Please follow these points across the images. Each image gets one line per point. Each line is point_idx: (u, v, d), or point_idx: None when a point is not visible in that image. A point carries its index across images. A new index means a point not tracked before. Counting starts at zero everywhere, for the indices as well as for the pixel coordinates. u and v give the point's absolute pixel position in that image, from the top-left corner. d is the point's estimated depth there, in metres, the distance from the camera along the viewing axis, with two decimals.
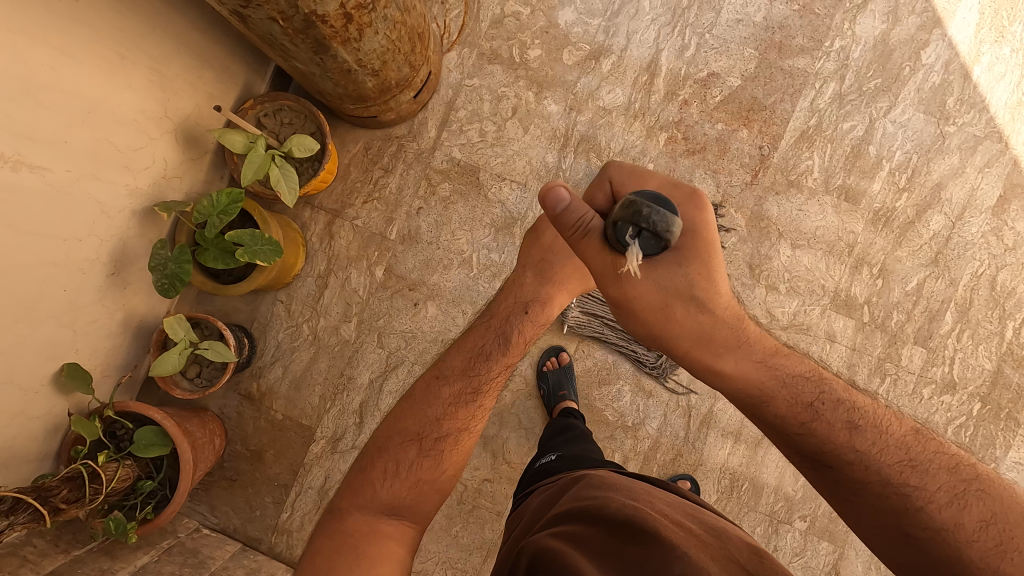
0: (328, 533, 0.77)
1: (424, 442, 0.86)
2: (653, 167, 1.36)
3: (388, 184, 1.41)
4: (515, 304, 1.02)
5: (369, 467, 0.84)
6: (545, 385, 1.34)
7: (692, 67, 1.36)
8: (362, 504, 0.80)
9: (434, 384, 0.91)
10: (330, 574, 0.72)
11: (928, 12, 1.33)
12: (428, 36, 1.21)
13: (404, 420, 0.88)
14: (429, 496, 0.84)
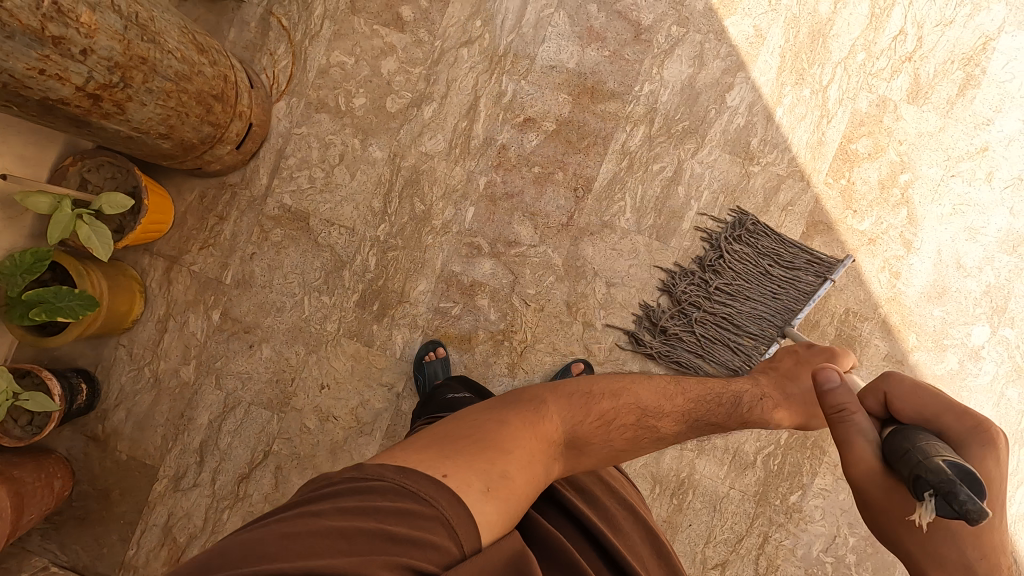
0: (525, 417, 0.84)
1: (631, 414, 0.96)
2: (473, 211, 1.41)
3: (223, 230, 1.46)
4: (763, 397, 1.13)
5: (594, 398, 0.94)
6: (421, 374, 1.36)
7: (510, 112, 1.41)
8: (565, 420, 0.87)
9: (677, 394, 1.06)
10: (506, 451, 0.77)
11: (732, 56, 1.38)
12: (234, 93, 1.26)
13: (641, 395, 1.01)
14: (597, 457, 0.89)
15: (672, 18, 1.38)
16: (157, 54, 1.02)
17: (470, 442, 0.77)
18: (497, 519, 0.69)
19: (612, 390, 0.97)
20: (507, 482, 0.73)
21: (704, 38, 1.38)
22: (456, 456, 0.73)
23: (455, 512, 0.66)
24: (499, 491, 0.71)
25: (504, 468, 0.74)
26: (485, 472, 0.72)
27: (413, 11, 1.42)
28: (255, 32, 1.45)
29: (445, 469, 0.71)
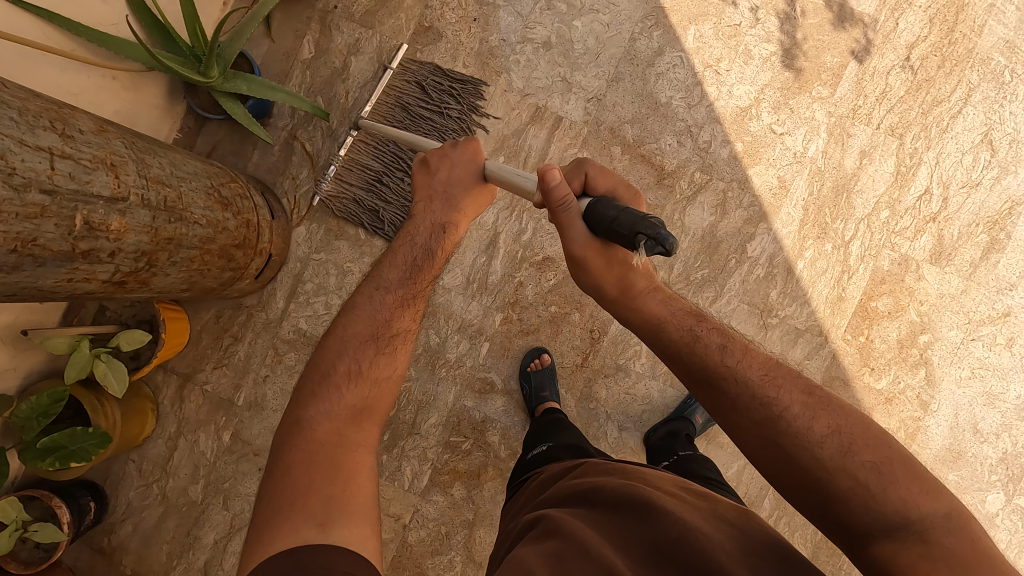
0: (304, 443, 0.83)
1: (381, 332, 0.98)
2: (489, 345, 1.41)
3: (237, 351, 1.46)
4: (421, 243, 1.08)
5: (335, 364, 0.93)
6: (527, 385, 1.35)
7: (528, 250, 1.41)
8: (326, 404, 0.88)
9: (377, 290, 1.02)
10: (310, 486, 0.77)
11: (755, 206, 1.37)
12: (255, 235, 1.26)
13: (355, 326, 0.98)
14: (384, 395, 0.94)
15: (696, 163, 1.38)
16: (183, 229, 1.02)
17: (297, 495, 0.76)
18: (349, 529, 0.73)
19: (338, 342, 0.96)
20: (339, 506, 0.75)
21: (727, 186, 1.38)
22: (283, 524, 0.72)
23: (319, 559, 0.67)
24: (343, 506, 0.76)
25: (323, 496, 0.76)
26: (317, 508, 0.74)
27: (437, 144, 1.42)
28: (278, 155, 1.45)
29: (301, 535, 0.70)
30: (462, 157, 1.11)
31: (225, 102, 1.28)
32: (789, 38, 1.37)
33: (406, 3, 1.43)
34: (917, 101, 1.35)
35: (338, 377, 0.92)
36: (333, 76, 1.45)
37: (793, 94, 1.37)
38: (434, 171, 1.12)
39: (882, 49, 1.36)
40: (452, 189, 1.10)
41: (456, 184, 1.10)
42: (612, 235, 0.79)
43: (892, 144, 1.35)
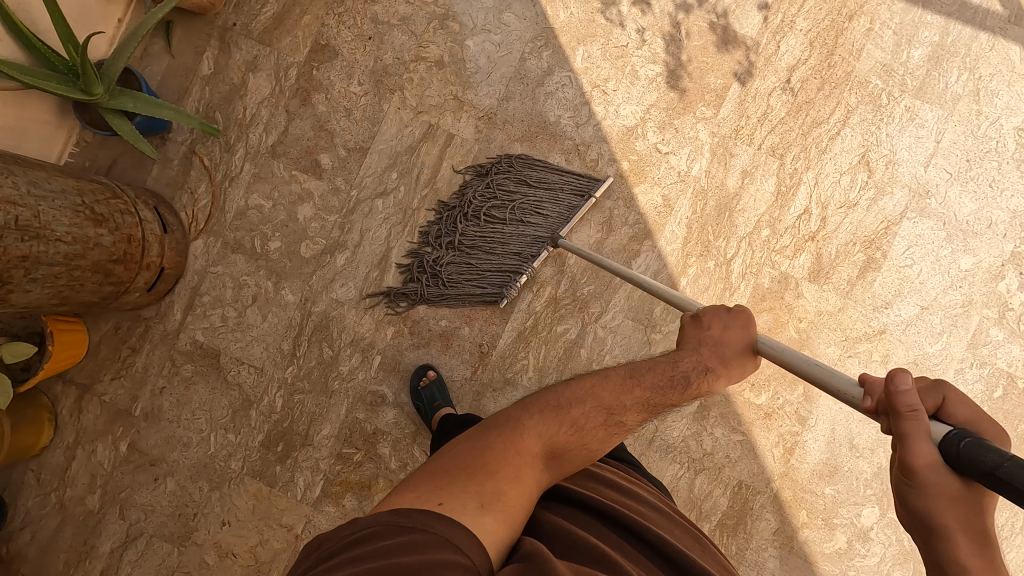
0: (507, 441, 0.80)
1: (643, 405, 0.89)
2: (380, 359, 1.44)
3: (135, 362, 1.48)
4: (701, 373, 0.95)
5: (566, 407, 0.85)
6: (419, 401, 1.36)
7: (420, 265, 1.43)
8: (543, 433, 0.82)
9: (626, 380, 0.91)
10: (490, 475, 0.75)
11: (640, 224, 1.40)
12: (140, 250, 1.29)
13: (602, 391, 0.88)
14: (580, 463, 0.84)
15: (583, 182, 1.41)
16: (41, 247, 1.04)
17: (470, 471, 0.75)
18: (498, 531, 0.69)
19: (599, 386, 0.89)
20: (500, 497, 0.72)
21: (614, 204, 1.40)
22: (451, 484, 0.72)
23: (452, 530, 0.65)
24: (496, 505, 0.71)
25: (496, 483, 0.74)
26: (480, 490, 0.72)
27: (332, 160, 1.45)
28: (177, 169, 1.47)
29: (438, 497, 0.69)
30: (735, 323, 0.98)
31: (112, 119, 1.30)
32: (674, 60, 1.40)
33: (303, 22, 1.46)
34: (797, 122, 1.38)
35: (548, 410, 0.84)
36: (231, 92, 1.47)
37: (677, 114, 1.40)
38: (706, 328, 0.98)
39: (764, 71, 1.39)
40: (728, 349, 0.97)
41: (734, 363, 0.97)
42: (994, 485, 0.56)
43: (773, 165, 1.38)
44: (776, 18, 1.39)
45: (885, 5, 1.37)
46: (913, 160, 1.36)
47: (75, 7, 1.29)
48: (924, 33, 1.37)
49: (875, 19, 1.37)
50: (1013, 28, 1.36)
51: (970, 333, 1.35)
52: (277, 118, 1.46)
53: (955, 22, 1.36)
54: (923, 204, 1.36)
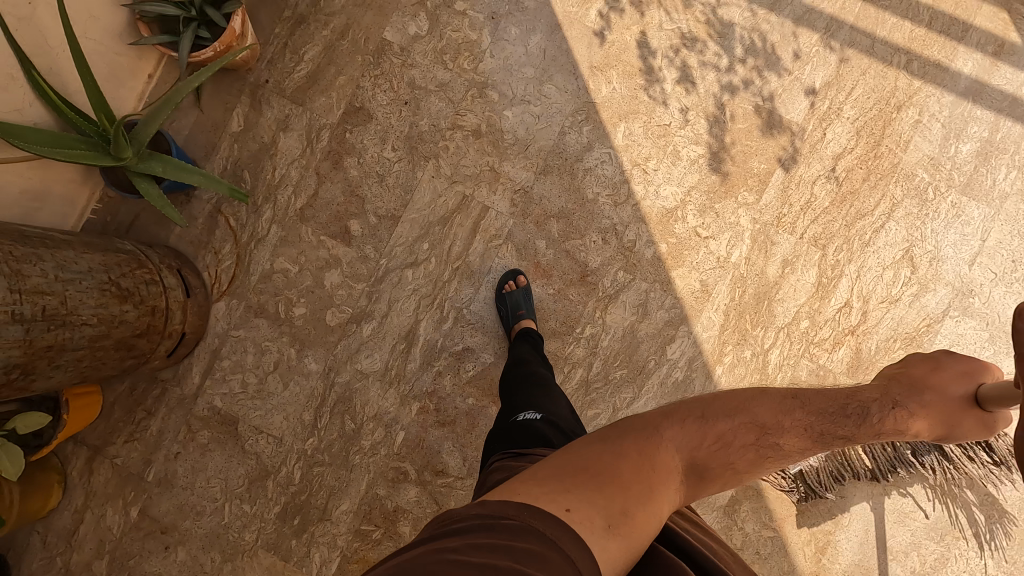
0: (635, 446, 0.68)
1: (810, 422, 0.71)
2: (404, 434, 1.40)
3: (150, 426, 1.43)
4: (879, 398, 0.77)
5: (711, 419, 0.70)
6: (503, 305, 1.34)
7: (449, 340, 1.40)
8: (683, 448, 0.68)
9: (800, 402, 0.73)
10: (618, 483, 0.64)
11: (676, 309, 1.37)
12: (163, 320, 1.24)
13: (758, 400, 0.72)
14: (724, 480, 0.71)
15: (619, 263, 1.38)
16: (66, 334, 1.00)
17: (582, 472, 0.65)
18: (618, 564, 0.59)
19: (755, 396, 0.72)
20: (628, 519, 0.61)
21: (650, 286, 1.37)
22: (574, 487, 0.63)
23: (575, 549, 0.57)
24: (626, 528, 0.61)
25: (625, 504, 0.62)
26: (610, 506, 0.62)
27: (362, 227, 1.41)
28: (201, 228, 1.43)
29: (565, 503, 0.61)
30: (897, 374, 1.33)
31: (140, 183, 1.25)
32: (717, 142, 1.37)
33: (338, 82, 1.42)
34: (841, 212, 1.35)
35: (691, 422, 0.70)
36: (260, 151, 1.43)
37: (718, 198, 1.37)
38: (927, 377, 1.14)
39: (809, 158, 1.36)
40: (928, 392, 0.79)
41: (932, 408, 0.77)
42: None
43: (815, 255, 1.35)
44: (823, 104, 1.36)
45: (935, 97, 1.35)
46: (957, 257, 1.34)
47: (105, 67, 1.23)
48: (974, 128, 1.34)
49: (924, 111, 1.35)
50: None
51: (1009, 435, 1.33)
52: (307, 180, 1.42)
53: (1005, 119, 1.34)
54: (967, 303, 1.34)
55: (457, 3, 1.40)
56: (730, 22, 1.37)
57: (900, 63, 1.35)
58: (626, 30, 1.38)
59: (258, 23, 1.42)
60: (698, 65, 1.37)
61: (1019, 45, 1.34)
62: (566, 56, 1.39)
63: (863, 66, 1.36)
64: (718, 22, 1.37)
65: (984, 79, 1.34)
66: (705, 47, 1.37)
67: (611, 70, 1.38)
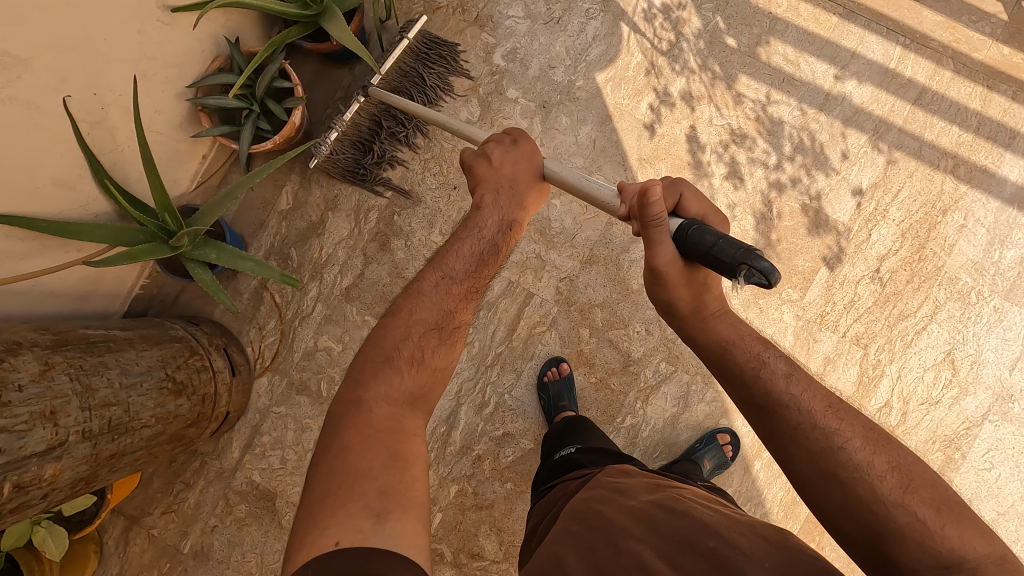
0: (357, 428, 0.78)
1: (461, 296, 0.97)
2: (442, 517, 1.40)
3: (187, 498, 1.44)
4: (494, 246, 1.03)
5: (394, 355, 0.88)
6: (545, 395, 1.35)
7: (489, 424, 1.40)
8: (384, 394, 0.83)
9: (443, 282, 0.96)
10: (366, 472, 0.72)
11: (717, 402, 1.38)
12: (211, 406, 1.25)
13: (421, 314, 0.93)
14: (435, 385, 0.91)
15: (662, 354, 1.39)
16: (127, 440, 1.01)
17: (365, 478, 0.71)
18: (409, 528, 0.67)
19: (403, 309, 0.93)
20: (396, 495, 0.70)
21: (692, 378, 1.38)
22: (336, 514, 0.66)
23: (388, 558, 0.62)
24: (393, 506, 0.69)
25: (381, 483, 0.71)
26: (373, 500, 0.68)
27: None
28: (247, 303, 1.44)
29: (334, 535, 0.64)
30: (521, 153, 1.07)
31: (193, 268, 1.26)
32: (764, 239, 1.38)
33: (388, 164, 1.44)
34: (884, 312, 1.36)
35: (393, 365, 0.86)
36: (308, 230, 1.44)
37: (763, 294, 1.37)
38: (497, 166, 1.05)
39: (854, 258, 1.37)
40: (518, 182, 1.05)
41: (524, 189, 1.06)
42: None
43: (856, 353, 1.36)
44: (869, 205, 1.37)
45: (980, 202, 1.36)
46: (998, 362, 1.35)
47: (165, 154, 1.24)
48: (1018, 233, 1.35)
49: (969, 216, 1.36)
50: None
51: None
52: (354, 260, 1.43)
53: None
54: (1006, 408, 1.34)
55: (509, 91, 1.42)
56: (779, 120, 1.39)
57: (947, 166, 1.37)
58: (676, 124, 1.40)
59: (311, 104, 1.44)
60: (746, 162, 1.39)
61: None
62: (615, 147, 1.41)
63: (910, 169, 1.37)
64: (767, 120, 1.39)
65: None
66: (753, 144, 1.39)
67: (660, 162, 1.40)
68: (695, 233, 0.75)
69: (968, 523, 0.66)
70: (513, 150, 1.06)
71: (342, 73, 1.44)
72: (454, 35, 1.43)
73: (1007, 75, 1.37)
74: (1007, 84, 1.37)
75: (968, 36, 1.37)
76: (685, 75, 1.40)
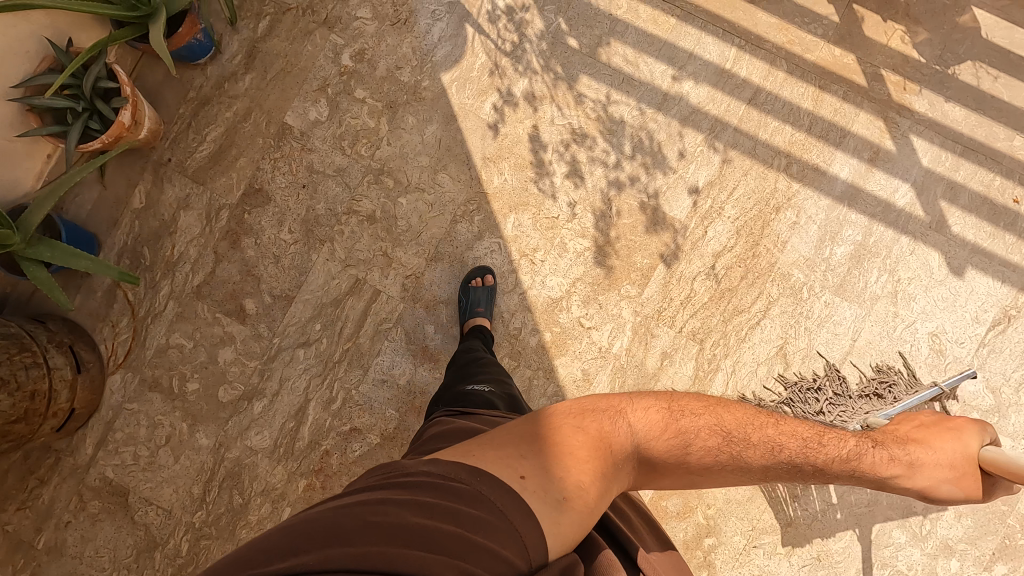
0: (598, 419, 0.66)
1: (853, 458, 0.69)
2: (289, 511, 1.41)
3: (42, 494, 1.45)
4: (886, 455, 0.71)
5: (682, 418, 0.67)
6: (465, 299, 1.37)
7: (337, 419, 1.42)
8: (642, 435, 0.65)
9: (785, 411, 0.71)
10: (577, 459, 0.62)
11: (558, 395, 1.40)
12: (45, 403, 1.27)
13: (729, 408, 0.68)
14: (674, 478, 0.68)
15: (505, 349, 1.41)
16: None
17: (545, 442, 0.63)
18: (572, 533, 0.59)
19: (723, 403, 0.69)
20: (577, 497, 0.60)
21: (534, 374, 1.40)
22: (533, 451, 0.62)
23: (523, 520, 0.57)
24: (580, 500, 0.60)
25: (578, 479, 0.61)
26: (566, 479, 0.60)
27: (257, 305, 1.44)
28: (100, 301, 1.46)
29: (522, 469, 0.61)
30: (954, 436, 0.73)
31: (28, 267, 1.28)
32: (603, 236, 1.41)
33: (239, 163, 1.46)
34: (719, 308, 1.39)
35: (655, 401, 0.68)
36: (160, 228, 1.46)
37: (602, 290, 1.40)
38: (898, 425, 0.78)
39: (689, 255, 1.40)
40: (940, 464, 0.71)
41: (925, 464, 0.71)
42: None
43: (693, 348, 1.39)
44: (705, 203, 1.40)
45: (812, 199, 1.39)
46: (828, 356, 1.37)
47: None
48: (848, 231, 1.39)
49: (801, 213, 1.39)
50: (934, 234, 1.38)
51: (873, 533, 1.36)
52: (205, 258, 1.45)
53: (878, 223, 1.39)
54: None
55: (357, 91, 1.45)
56: (619, 120, 1.42)
57: (780, 165, 1.40)
58: (519, 123, 1.43)
59: (163, 103, 1.46)
60: (586, 161, 1.42)
61: (894, 153, 1.39)
62: (460, 147, 1.43)
63: (744, 167, 1.40)
64: (607, 119, 1.42)
65: (858, 184, 1.39)
66: (594, 143, 1.42)
67: (503, 161, 1.43)
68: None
69: None
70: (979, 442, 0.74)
71: (194, 73, 1.46)
72: (303, 36, 1.46)
73: (838, 75, 1.40)
74: (838, 84, 1.40)
75: (801, 38, 1.41)
76: (528, 76, 1.43)
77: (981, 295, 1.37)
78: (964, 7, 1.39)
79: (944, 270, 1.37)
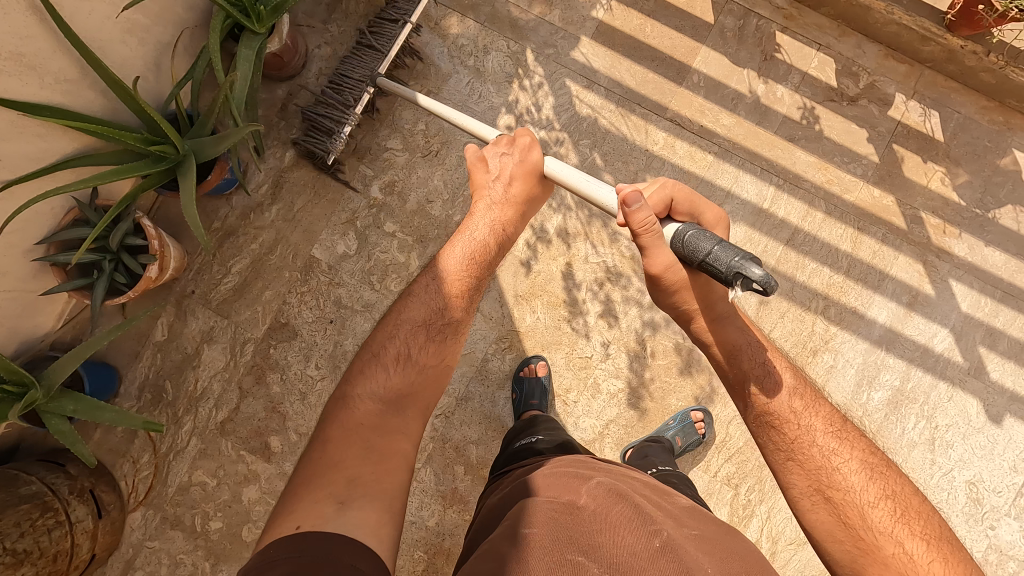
0: (341, 421, 0.80)
1: (501, 242, 0.98)
2: None
3: None
4: (509, 215, 1.00)
5: (404, 356, 0.89)
6: (518, 391, 1.34)
7: None
8: (371, 393, 0.84)
9: (432, 282, 0.95)
10: (338, 462, 0.74)
11: None
12: (67, 560, 1.22)
13: (410, 312, 0.93)
14: (430, 384, 0.89)
15: None
16: None
17: (328, 472, 0.73)
18: (368, 517, 0.69)
19: (390, 319, 0.94)
20: (359, 483, 0.72)
21: None
22: (300, 502, 0.69)
23: (338, 541, 0.64)
24: (355, 491, 0.71)
25: (349, 473, 0.73)
26: (338, 486, 0.71)
27: (282, 444, 1.41)
28: (122, 436, 1.42)
29: (298, 521, 0.67)
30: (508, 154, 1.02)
31: (49, 421, 1.20)
32: (637, 377, 1.39)
33: (264, 296, 1.43)
34: (753, 453, 1.37)
35: (376, 365, 0.87)
36: (183, 362, 1.42)
37: (636, 432, 1.37)
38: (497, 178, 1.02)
39: (725, 398, 1.38)
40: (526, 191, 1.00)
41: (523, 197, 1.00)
42: None
43: (727, 493, 1.37)
44: None
45: (849, 342, 1.37)
46: None
47: (19, 305, 1.21)
48: (886, 375, 1.37)
49: (839, 356, 1.37)
50: (972, 380, 1.36)
51: None
52: (229, 394, 1.42)
53: (916, 368, 1.37)
54: None
55: (387, 224, 1.43)
56: None
57: (818, 308, 1.38)
58: (552, 261, 1.40)
59: (187, 235, 1.43)
60: (620, 300, 1.39)
61: (933, 297, 1.37)
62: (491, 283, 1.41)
63: (782, 308, 1.38)
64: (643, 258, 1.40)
65: (897, 327, 1.37)
66: (628, 282, 1.40)
67: (536, 299, 1.40)
68: (689, 241, 0.73)
69: (880, 480, 0.77)
70: (510, 156, 1.02)
71: (219, 203, 1.42)
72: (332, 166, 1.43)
73: (877, 217, 1.38)
74: (877, 226, 1.38)
75: (840, 177, 1.39)
76: (561, 212, 1.40)
77: (1018, 443, 1.36)
78: (1005, 149, 1.38)
79: (982, 417, 1.36)
